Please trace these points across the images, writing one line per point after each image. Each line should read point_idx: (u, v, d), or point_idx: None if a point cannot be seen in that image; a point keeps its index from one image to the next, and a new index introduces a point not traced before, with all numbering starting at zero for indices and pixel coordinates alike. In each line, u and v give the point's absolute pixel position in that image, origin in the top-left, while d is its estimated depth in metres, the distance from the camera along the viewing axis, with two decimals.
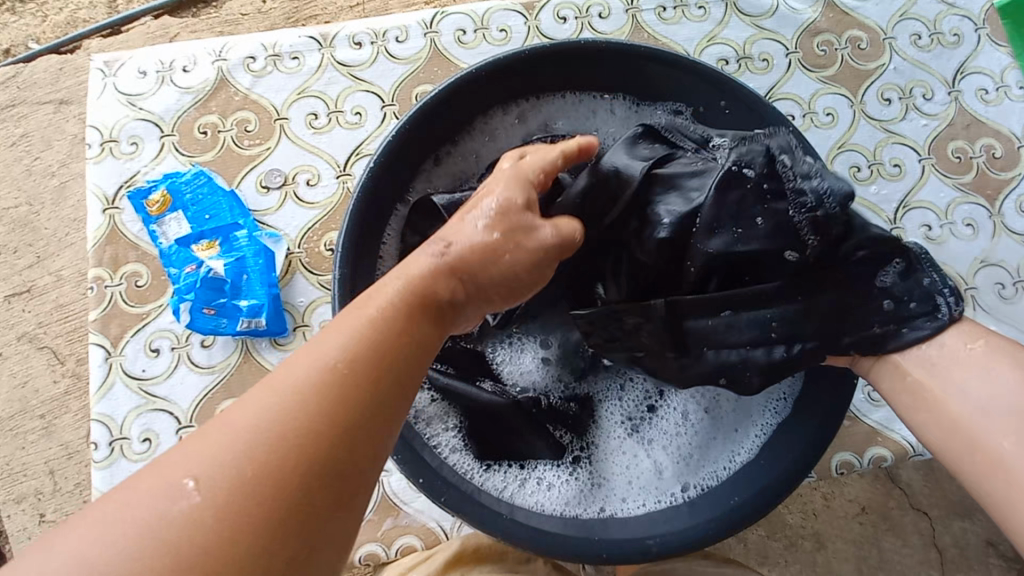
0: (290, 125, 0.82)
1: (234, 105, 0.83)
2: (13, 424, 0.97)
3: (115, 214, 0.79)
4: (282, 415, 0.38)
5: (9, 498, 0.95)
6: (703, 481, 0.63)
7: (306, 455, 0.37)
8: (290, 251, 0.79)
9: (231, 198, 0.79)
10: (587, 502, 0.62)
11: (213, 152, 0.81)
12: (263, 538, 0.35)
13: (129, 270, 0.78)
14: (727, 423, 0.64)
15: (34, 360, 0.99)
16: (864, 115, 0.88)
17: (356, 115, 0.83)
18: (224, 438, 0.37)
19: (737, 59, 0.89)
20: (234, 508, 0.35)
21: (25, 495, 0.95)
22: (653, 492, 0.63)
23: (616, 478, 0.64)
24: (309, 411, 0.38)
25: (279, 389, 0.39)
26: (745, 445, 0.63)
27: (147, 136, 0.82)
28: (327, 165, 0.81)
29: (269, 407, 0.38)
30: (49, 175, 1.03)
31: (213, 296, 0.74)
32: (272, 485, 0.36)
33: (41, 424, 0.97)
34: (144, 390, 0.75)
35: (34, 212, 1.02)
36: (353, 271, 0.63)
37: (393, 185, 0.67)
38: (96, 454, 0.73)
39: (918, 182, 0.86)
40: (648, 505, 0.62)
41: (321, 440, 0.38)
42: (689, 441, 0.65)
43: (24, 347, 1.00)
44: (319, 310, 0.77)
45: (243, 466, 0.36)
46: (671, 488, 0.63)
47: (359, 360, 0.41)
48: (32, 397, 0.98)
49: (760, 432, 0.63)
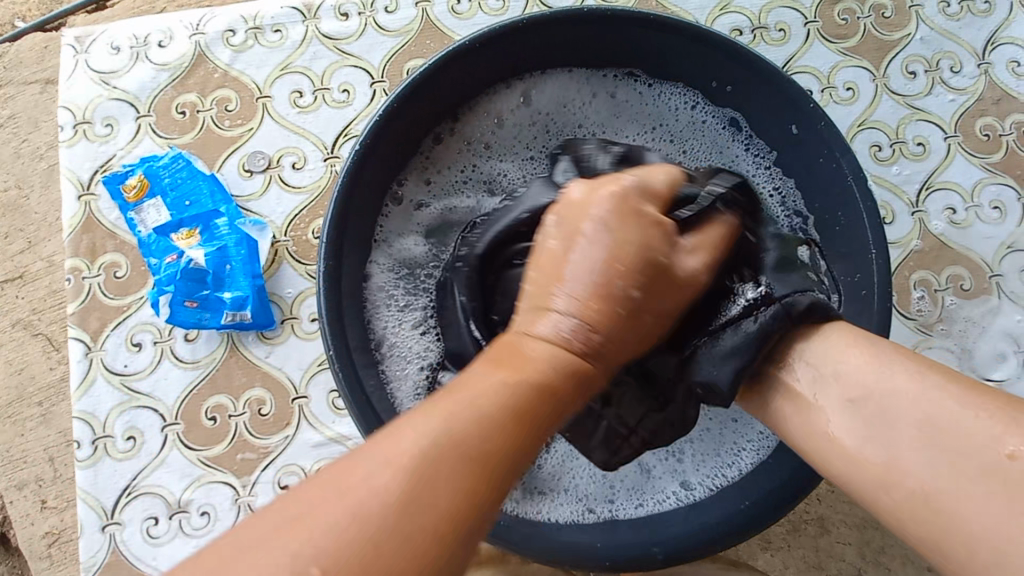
0: (273, 104, 0.77)
1: (213, 83, 0.78)
2: (12, 410, 0.95)
3: (91, 201, 0.75)
4: (427, 446, 0.32)
5: (10, 485, 0.92)
6: (708, 479, 0.60)
7: (407, 520, 0.30)
8: (275, 239, 0.74)
9: (211, 182, 0.75)
10: (578, 504, 0.60)
11: (192, 134, 0.77)
12: None
13: (107, 260, 0.74)
14: (722, 417, 0.62)
15: (29, 346, 0.96)
16: (887, 90, 0.82)
17: (343, 92, 0.78)
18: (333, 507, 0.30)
19: (752, 29, 0.83)
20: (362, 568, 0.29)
21: (26, 482, 0.92)
22: (651, 494, 0.60)
23: (615, 479, 0.61)
24: (445, 454, 0.32)
25: (431, 412, 0.34)
26: (744, 439, 0.61)
27: (123, 116, 0.77)
28: (314, 147, 0.77)
29: (418, 433, 0.33)
30: (38, 158, 0.99)
31: (194, 288, 0.70)
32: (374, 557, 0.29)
33: (39, 411, 0.94)
34: (127, 386, 0.71)
35: (24, 196, 0.98)
36: (342, 264, 0.59)
37: (382, 172, 0.63)
38: (79, 452, 0.70)
39: (944, 161, 0.80)
40: (645, 508, 0.59)
41: (449, 496, 0.31)
42: (687, 436, 0.62)
43: (19, 334, 0.96)
44: (308, 301, 0.73)
45: (354, 502, 0.30)
46: (673, 487, 0.60)
47: (504, 405, 0.35)
48: (29, 383, 0.95)
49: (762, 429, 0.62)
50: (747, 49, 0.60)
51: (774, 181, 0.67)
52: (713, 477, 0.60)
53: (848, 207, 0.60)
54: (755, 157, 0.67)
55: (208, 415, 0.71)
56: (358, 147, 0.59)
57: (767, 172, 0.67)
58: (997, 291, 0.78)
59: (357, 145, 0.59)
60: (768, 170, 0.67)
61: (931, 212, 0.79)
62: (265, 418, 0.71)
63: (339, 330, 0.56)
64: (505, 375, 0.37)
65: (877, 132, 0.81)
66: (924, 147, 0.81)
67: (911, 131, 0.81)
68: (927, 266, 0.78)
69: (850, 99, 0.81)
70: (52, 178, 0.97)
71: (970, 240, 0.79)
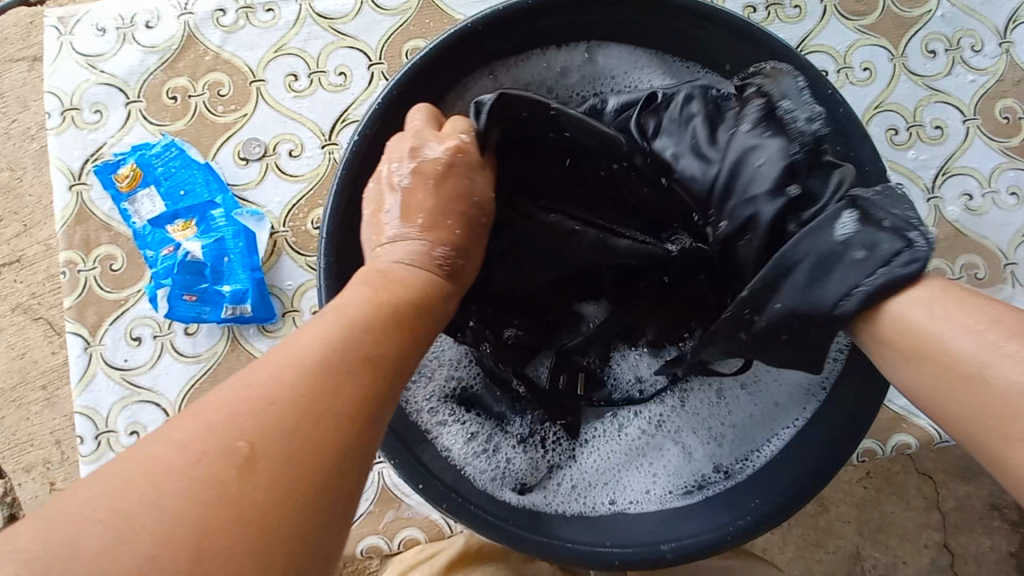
0: (268, 88, 0.74)
1: (205, 66, 0.75)
2: (16, 395, 0.94)
3: (83, 191, 0.73)
4: (298, 354, 0.33)
5: (18, 467, 0.92)
6: (735, 463, 0.59)
7: (292, 437, 0.30)
8: (274, 230, 0.72)
9: (206, 171, 0.72)
10: (609, 492, 0.59)
11: (184, 120, 0.74)
12: (245, 523, 0.28)
13: (102, 253, 0.72)
14: (764, 380, 0.60)
15: (30, 331, 0.95)
16: (905, 70, 0.78)
17: (339, 75, 0.75)
18: (223, 422, 0.30)
19: (766, 6, 0.79)
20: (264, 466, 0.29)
21: (34, 464, 0.92)
22: (683, 478, 0.59)
23: (645, 468, 0.60)
24: (309, 352, 0.33)
25: (303, 329, 0.34)
26: (780, 423, 0.60)
27: (112, 102, 0.75)
28: (310, 133, 0.74)
29: (289, 349, 0.33)
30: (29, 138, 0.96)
31: (192, 281, 0.69)
32: (256, 480, 0.28)
33: (44, 395, 0.94)
34: (128, 380, 0.70)
35: (17, 178, 0.95)
36: (345, 251, 0.57)
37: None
38: (83, 448, 0.69)
39: (961, 146, 0.78)
40: (671, 497, 0.59)
41: (316, 385, 0.32)
42: (726, 423, 0.61)
43: (19, 319, 0.95)
44: (309, 294, 0.72)
45: (233, 417, 0.30)
46: (702, 470, 0.59)
47: (366, 314, 0.36)
48: (32, 368, 0.94)
49: (801, 401, 0.59)
50: (765, 33, 0.57)
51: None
52: (745, 463, 0.59)
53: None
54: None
55: None
56: (357, 133, 0.56)
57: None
58: (1011, 279, 0.76)
59: (360, 128, 0.57)
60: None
61: (947, 197, 0.77)
62: None
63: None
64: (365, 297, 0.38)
65: (894, 115, 0.78)
66: (942, 131, 0.78)
67: (928, 114, 0.78)
68: (941, 255, 0.76)
69: (867, 80, 0.78)
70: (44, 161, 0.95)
71: (986, 228, 0.77)
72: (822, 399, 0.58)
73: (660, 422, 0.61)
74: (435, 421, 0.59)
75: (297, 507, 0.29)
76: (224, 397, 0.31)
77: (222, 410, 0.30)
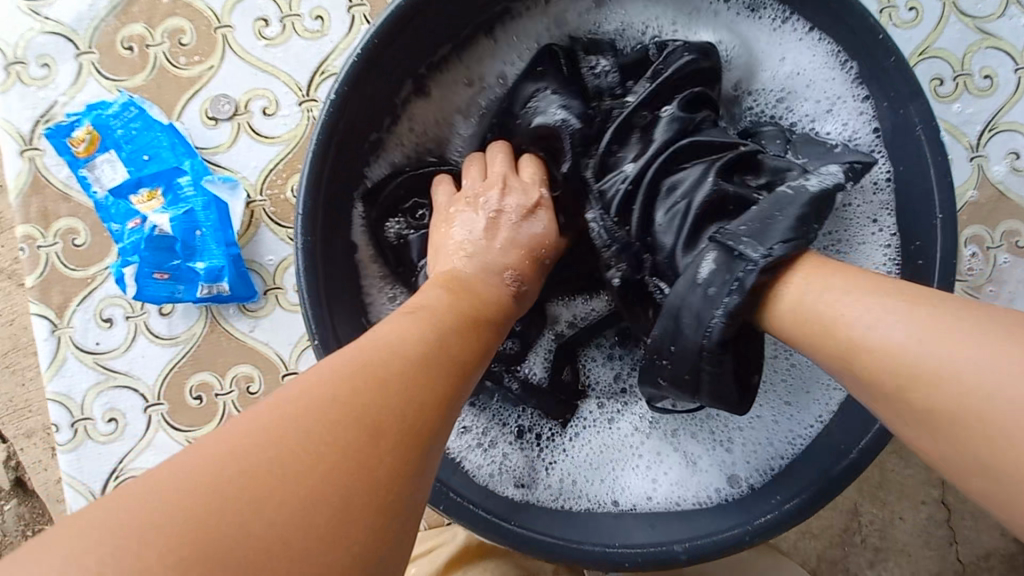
0: (235, 35, 0.65)
1: (162, 11, 0.66)
2: (10, 361, 0.87)
3: (37, 157, 0.65)
4: (376, 349, 0.34)
5: (20, 433, 0.86)
6: (748, 463, 0.54)
7: (364, 439, 0.30)
8: (250, 200, 0.65)
9: (171, 133, 0.64)
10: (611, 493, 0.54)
11: (143, 75, 0.66)
12: (320, 515, 0.28)
13: (62, 226, 0.65)
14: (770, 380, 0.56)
15: (15, 295, 0.87)
16: (957, 9, 0.68)
17: (316, 20, 0.65)
18: (295, 421, 0.30)
19: None
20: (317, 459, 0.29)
21: (36, 430, 0.87)
22: (690, 477, 0.55)
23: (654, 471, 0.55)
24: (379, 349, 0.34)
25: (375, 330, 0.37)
26: (801, 424, 0.54)
27: (60, 54, 0.66)
28: (285, 88, 0.65)
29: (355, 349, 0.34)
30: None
31: (163, 258, 0.62)
32: (331, 473, 0.29)
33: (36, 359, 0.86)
34: (101, 365, 0.65)
35: None
36: (324, 223, 0.50)
37: (368, 109, 0.52)
38: (59, 437, 0.65)
39: (1012, 99, 0.68)
40: (675, 497, 0.54)
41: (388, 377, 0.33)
42: (741, 425, 0.56)
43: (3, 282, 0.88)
44: (291, 271, 0.65)
45: (302, 405, 0.31)
46: (711, 468, 0.55)
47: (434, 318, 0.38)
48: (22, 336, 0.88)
49: (816, 402, 0.54)
50: None
51: (852, 116, 0.54)
52: (763, 469, 0.54)
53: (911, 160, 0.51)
54: (829, 80, 0.55)
55: (193, 395, 0.66)
56: (336, 87, 0.48)
57: (842, 107, 0.54)
58: None
59: (339, 77, 0.48)
60: (855, 101, 0.54)
61: (992, 156, 0.69)
62: (254, 396, 0.66)
63: (323, 297, 0.49)
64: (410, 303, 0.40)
65: (940, 62, 0.68)
66: (991, 81, 0.68)
67: (978, 62, 0.68)
68: (982, 221, 0.69)
69: (912, 21, 0.68)
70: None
71: None
72: (838, 398, 0.53)
73: (666, 422, 0.57)
74: None
75: (360, 505, 0.29)
76: (300, 398, 0.31)
77: (298, 408, 0.31)
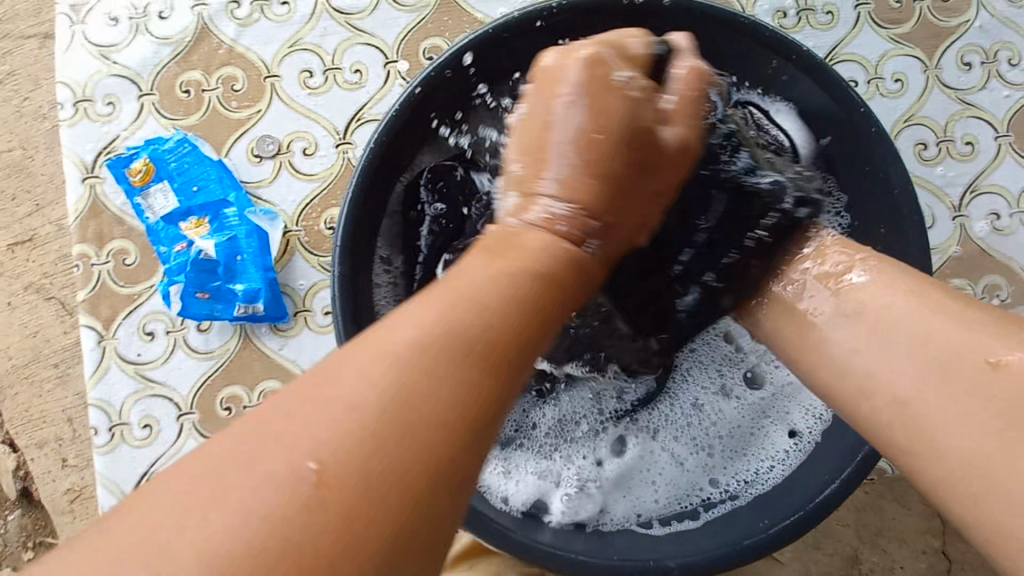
0: (283, 84, 0.74)
1: (219, 60, 0.74)
2: (28, 372, 0.85)
3: (96, 183, 0.73)
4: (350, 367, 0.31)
5: (30, 443, 0.84)
6: (738, 479, 0.59)
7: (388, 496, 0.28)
8: (287, 230, 0.72)
9: (219, 168, 0.72)
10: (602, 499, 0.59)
11: (198, 114, 0.73)
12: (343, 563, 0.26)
13: (115, 247, 0.72)
14: (752, 383, 0.62)
15: (42, 310, 0.86)
16: (938, 83, 0.76)
17: (356, 73, 0.74)
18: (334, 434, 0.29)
19: (797, 11, 0.77)
20: (343, 474, 0.28)
21: (46, 441, 0.84)
22: (683, 490, 0.59)
23: (643, 480, 0.59)
24: (456, 341, 0.31)
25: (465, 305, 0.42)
26: (782, 443, 0.59)
27: (125, 94, 0.74)
28: (325, 132, 0.73)
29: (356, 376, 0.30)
30: (13, 98, 0.88)
31: (206, 279, 0.69)
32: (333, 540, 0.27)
33: (56, 373, 0.84)
34: (141, 374, 0.71)
35: (28, 156, 0.87)
36: (360, 252, 0.55)
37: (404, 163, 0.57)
38: (97, 438, 0.70)
39: (991, 163, 0.75)
40: (668, 505, 0.59)
41: (458, 404, 0.30)
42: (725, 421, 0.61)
43: (31, 297, 0.86)
44: (320, 295, 0.71)
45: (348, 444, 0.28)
46: (703, 481, 0.59)
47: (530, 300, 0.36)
48: (43, 347, 0.85)
49: (811, 414, 0.59)
50: (822, 63, 0.54)
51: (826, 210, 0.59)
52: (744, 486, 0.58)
53: (892, 216, 0.54)
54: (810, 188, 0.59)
55: (223, 406, 0.71)
56: (377, 134, 0.53)
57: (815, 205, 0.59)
58: None
59: (380, 127, 0.54)
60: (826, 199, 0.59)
61: (973, 216, 0.75)
62: None
63: (355, 324, 0.53)
64: (465, 286, 0.35)
65: (923, 129, 0.76)
66: (972, 147, 0.76)
67: (959, 129, 0.76)
68: (960, 273, 0.74)
69: (897, 92, 0.76)
70: (22, 134, 0.87)
71: (1011, 248, 0.74)
72: (821, 409, 0.59)
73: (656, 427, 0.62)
74: None
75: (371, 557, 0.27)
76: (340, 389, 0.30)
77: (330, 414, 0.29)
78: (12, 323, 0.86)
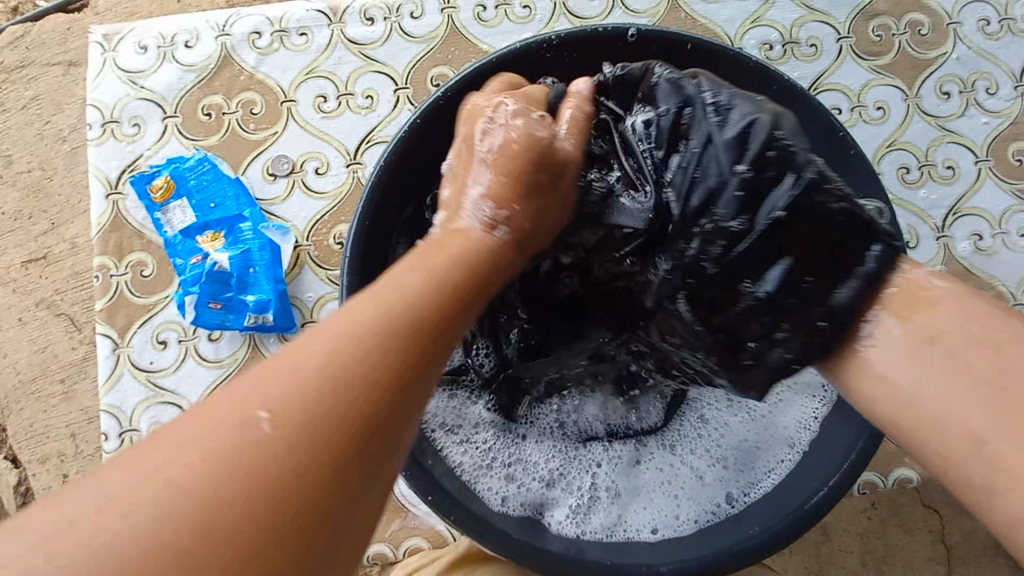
0: (298, 108, 0.78)
1: (239, 85, 0.79)
2: (35, 387, 0.88)
3: (119, 199, 0.77)
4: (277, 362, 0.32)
5: (33, 458, 0.86)
6: (737, 489, 0.58)
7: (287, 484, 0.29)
8: (298, 244, 0.75)
9: (236, 185, 0.76)
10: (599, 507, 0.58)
11: (218, 135, 0.78)
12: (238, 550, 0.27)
13: (134, 259, 0.75)
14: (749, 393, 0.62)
15: (51, 326, 0.88)
16: (918, 110, 0.80)
17: (367, 98, 0.78)
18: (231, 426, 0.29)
19: (783, 44, 0.81)
20: (261, 457, 0.28)
21: (48, 456, 0.86)
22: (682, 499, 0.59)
23: (639, 489, 0.60)
24: (376, 333, 0.33)
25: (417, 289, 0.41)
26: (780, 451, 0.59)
27: (150, 116, 0.78)
28: (337, 153, 0.77)
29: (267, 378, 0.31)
30: (37, 121, 0.93)
31: (218, 290, 0.72)
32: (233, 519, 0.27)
33: (61, 389, 0.86)
34: (152, 382, 0.73)
35: (47, 177, 0.91)
36: (367, 266, 0.57)
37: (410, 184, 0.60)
38: (107, 444, 0.73)
39: (972, 186, 0.79)
40: (668, 514, 0.58)
41: (365, 382, 0.32)
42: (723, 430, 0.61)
43: (41, 314, 0.89)
44: (328, 307, 0.74)
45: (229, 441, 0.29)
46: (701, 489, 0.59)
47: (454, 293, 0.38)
48: (51, 362, 0.87)
49: (809, 422, 0.59)
50: (804, 93, 0.57)
51: None
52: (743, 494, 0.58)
53: None
54: None
55: None
56: (385, 154, 0.57)
57: None
58: None
59: (388, 147, 0.57)
60: None
61: (957, 236, 0.78)
62: None
63: None
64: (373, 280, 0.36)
65: (906, 154, 0.79)
66: (953, 171, 0.79)
67: (941, 154, 0.79)
68: None
69: (880, 119, 0.80)
70: (43, 156, 0.92)
71: (994, 267, 0.77)
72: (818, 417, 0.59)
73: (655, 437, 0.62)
74: (437, 418, 0.59)
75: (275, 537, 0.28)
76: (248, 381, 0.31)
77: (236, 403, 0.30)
78: (21, 339, 0.89)
